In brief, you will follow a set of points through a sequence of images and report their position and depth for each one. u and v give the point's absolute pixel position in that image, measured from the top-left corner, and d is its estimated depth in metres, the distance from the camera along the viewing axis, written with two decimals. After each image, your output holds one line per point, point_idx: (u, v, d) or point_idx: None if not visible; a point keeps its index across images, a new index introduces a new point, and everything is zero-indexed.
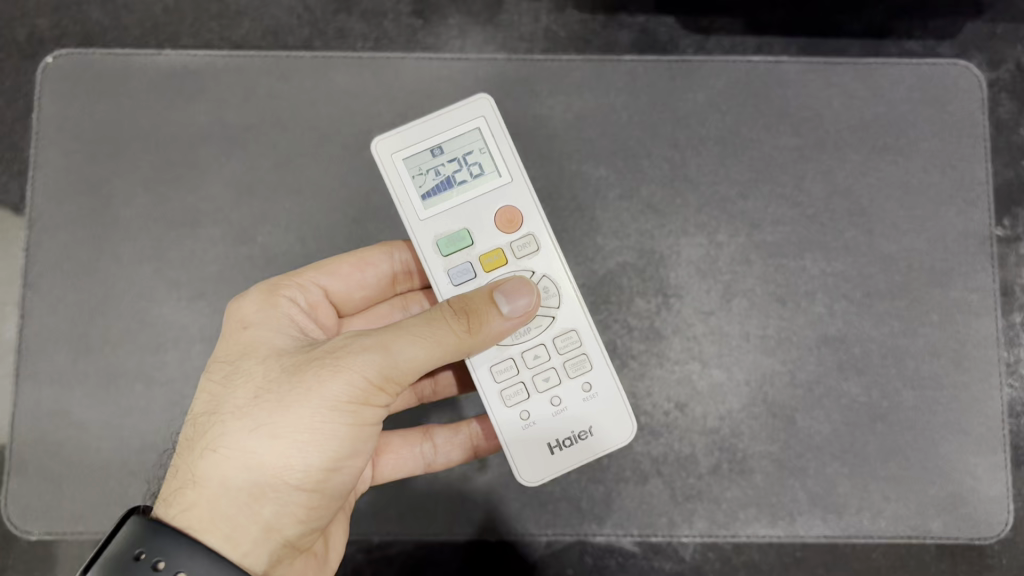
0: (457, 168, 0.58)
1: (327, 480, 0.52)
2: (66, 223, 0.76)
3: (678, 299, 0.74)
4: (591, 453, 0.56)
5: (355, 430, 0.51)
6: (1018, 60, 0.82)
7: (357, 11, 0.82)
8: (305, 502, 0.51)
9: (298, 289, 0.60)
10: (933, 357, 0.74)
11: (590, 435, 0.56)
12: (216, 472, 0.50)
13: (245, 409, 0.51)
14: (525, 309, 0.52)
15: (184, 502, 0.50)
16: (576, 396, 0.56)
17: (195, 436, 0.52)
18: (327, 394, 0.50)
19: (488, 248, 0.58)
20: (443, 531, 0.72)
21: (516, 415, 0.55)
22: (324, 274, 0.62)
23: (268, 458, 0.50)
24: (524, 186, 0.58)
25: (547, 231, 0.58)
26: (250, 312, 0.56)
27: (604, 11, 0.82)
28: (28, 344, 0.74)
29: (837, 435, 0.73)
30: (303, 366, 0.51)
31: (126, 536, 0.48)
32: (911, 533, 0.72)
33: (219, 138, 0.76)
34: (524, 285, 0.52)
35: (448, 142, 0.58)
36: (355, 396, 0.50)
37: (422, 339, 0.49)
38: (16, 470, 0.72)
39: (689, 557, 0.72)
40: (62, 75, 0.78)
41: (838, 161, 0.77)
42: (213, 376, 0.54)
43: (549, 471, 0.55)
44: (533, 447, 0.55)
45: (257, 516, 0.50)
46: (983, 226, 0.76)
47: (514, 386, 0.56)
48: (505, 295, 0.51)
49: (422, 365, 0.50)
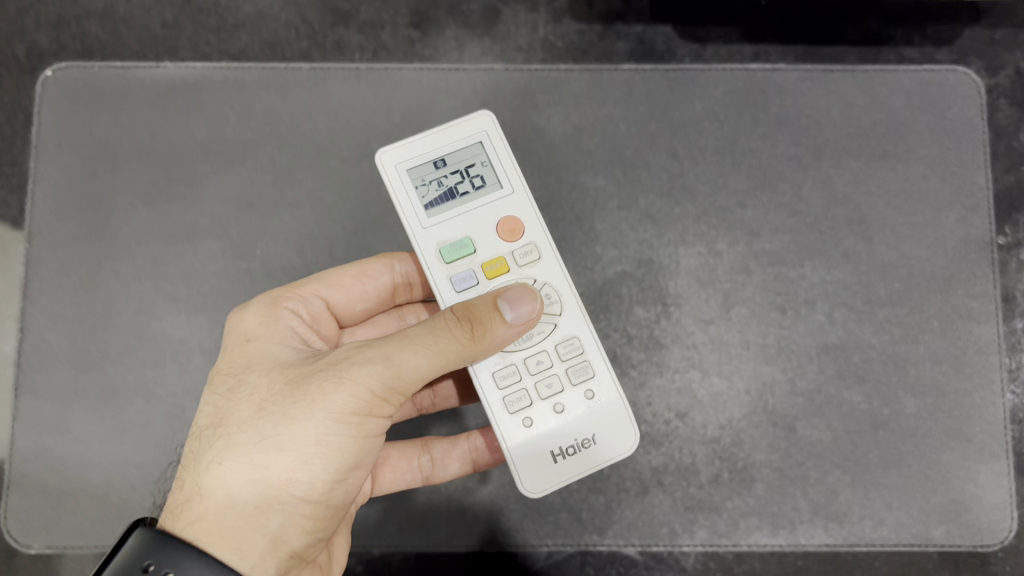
0: (459, 180, 0.58)
1: (332, 492, 0.52)
2: (65, 237, 0.76)
3: (677, 308, 0.74)
4: (594, 462, 0.55)
5: (359, 441, 0.51)
6: (1017, 66, 0.81)
7: (355, 23, 0.82)
8: (311, 512, 0.51)
9: (299, 301, 0.60)
10: (934, 365, 0.74)
11: (592, 443, 0.55)
12: (223, 485, 0.50)
13: (252, 422, 0.51)
14: (528, 317, 0.52)
15: (190, 515, 0.50)
16: (578, 403, 0.56)
17: (202, 449, 0.52)
18: (333, 404, 0.50)
19: (490, 256, 0.57)
20: (444, 543, 0.72)
21: (518, 421, 0.55)
22: (325, 286, 0.62)
23: (274, 470, 0.50)
24: (525, 197, 0.59)
25: (547, 240, 0.58)
26: (252, 325, 0.56)
27: (602, 21, 0.82)
28: (28, 358, 0.74)
29: (838, 444, 0.73)
30: (308, 378, 0.51)
31: (135, 546, 0.48)
32: (914, 542, 0.72)
33: (218, 152, 0.77)
34: (528, 293, 0.52)
35: (451, 155, 0.58)
36: (359, 407, 0.50)
37: (425, 349, 0.49)
38: (17, 485, 0.72)
39: (691, 566, 0.73)
40: (61, 90, 0.78)
41: (836, 168, 0.77)
42: (217, 389, 0.54)
43: (552, 479, 0.55)
44: (535, 455, 0.55)
45: (264, 527, 0.50)
46: (984, 233, 0.76)
47: (516, 392, 0.55)
48: (509, 302, 0.51)
49: (426, 376, 0.50)
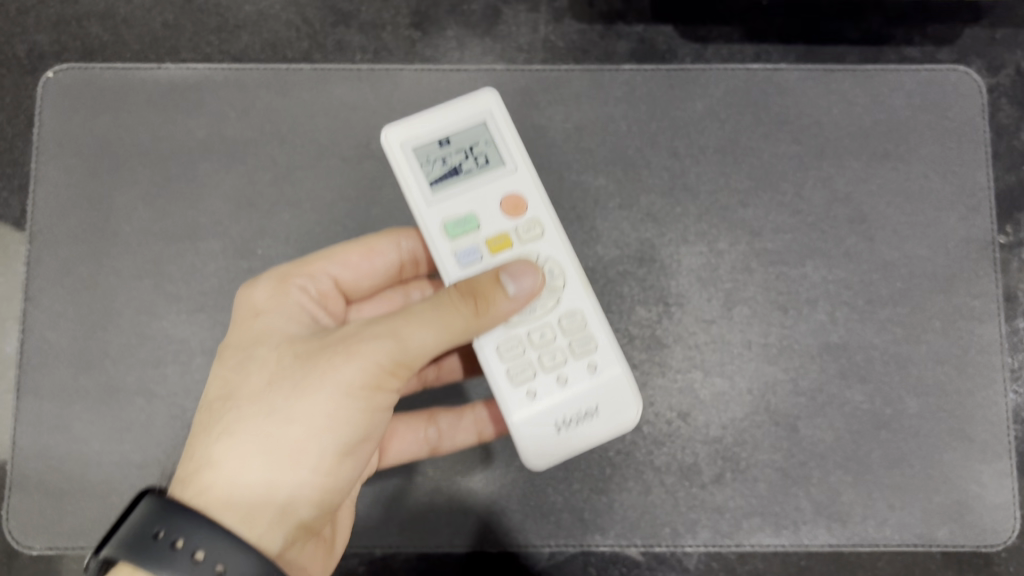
0: (463, 158, 0.58)
1: (339, 464, 0.52)
2: (66, 237, 0.76)
3: (679, 308, 0.74)
4: (598, 434, 0.55)
5: (367, 414, 0.51)
6: (1018, 65, 0.81)
7: (356, 23, 0.82)
8: (319, 483, 0.51)
9: (308, 278, 0.60)
10: (936, 364, 0.74)
11: (596, 415, 0.55)
12: (233, 454, 0.50)
13: (263, 392, 0.51)
14: (530, 290, 0.51)
15: (200, 484, 0.49)
16: (581, 375, 0.55)
17: (211, 419, 0.52)
18: (343, 376, 0.49)
19: (494, 232, 0.57)
20: (445, 544, 0.72)
21: (522, 393, 0.54)
22: (334, 263, 0.62)
23: (283, 441, 0.50)
24: (528, 174, 0.58)
25: (551, 216, 0.58)
26: (263, 301, 0.57)
27: (603, 21, 0.82)
28: (28, 358, 0.74)
29: (840, 443, 0.72)
30: (318, 353, 0.51)
31: (142, 515, 0.46)
32: (917, 542, 0.71)
33: (219, 151, 0.77)
34: (530, 267, 0.52)
35: (455, 134, 0.58)
36: (368, 380, 0.50)
37: (432, 324, 0.49)
38: (17, 485, 0.72)
39: (693, 567, 0.73)
40: (62, 90, 0.78)
41: (838, 168, 0.77)
42: (228, 361, 0.54)
43: (556, 450, 0.54)
44: (540, 426, 0.54)
45: (274, 496, 0.50)
46: (986, 232, 0.76)
47: (520, 364, 0.55)
48: (511, 276, 0.51)
49: (431, 351, 0.50)
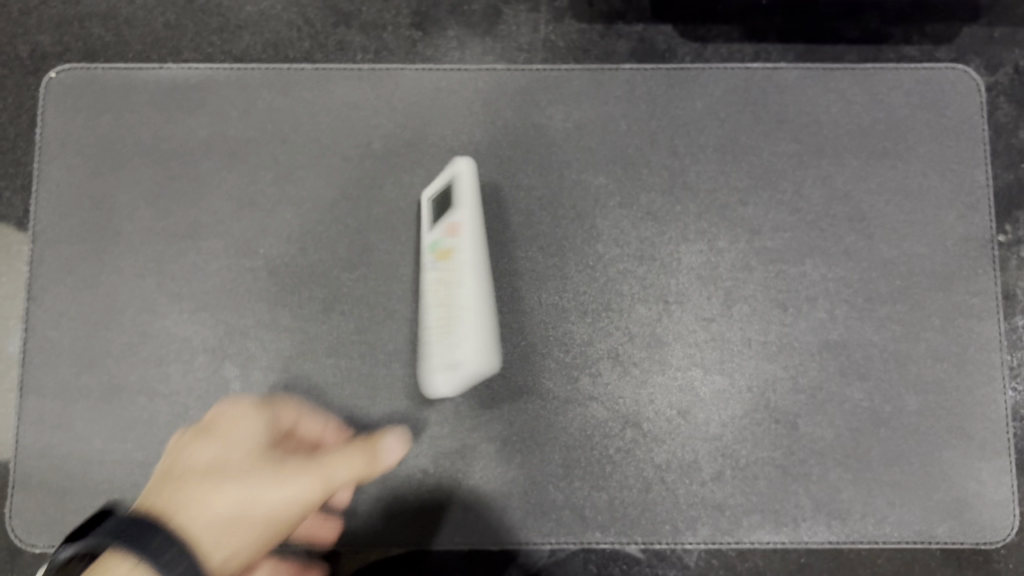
0: (437, 204, 0.72)
1: (270, 540, 0.58)
2: (68, 237, 0.76)
3: (678, 306, 0.75)
4: (452, 382, 0.66)
5: (301, 514, 0.58)
6: (1017, 64, 0.81)
7: (357, 23, 0.82)
8: (252, 547, 0.57)
9: (283, 414, 0.66)
10: (936, 362, 0.74)
11: (446, 372, 0.66)
12: (196, 502, 0.56)
13: (233, 468, 0.58)
14: (395, 459, 0.68)
15: (159, 512, 0.56)
16: (443, 342, 0.66)
17: (178, 470, 0.59)
18: (297, 491, 0.58)
19: (442, 256, 0.68)
20: (446, 541, 0.72)
21: (432, 352, 0.67)
22: (300, 416, 0.68)
23: (236, 505, 0.57)
24: (472, 214, 0.69)
25: (473, 247, 0.67)
26: (246, 403, 0.66)
27: (603, 21, 0.82)
28: (31, 357, 0.74)
29: (840, 441, 0.73)
30: (280, 458, 0.60)
31: (105, 530, 0.54)
32: (916, 539, 0.72)
33: (221, 151, 0.77)
34: (398, 442, 0.69)
35: (436, 192, 0.72)
36: (303, 504, 0.58)
37: (349, 461, 0.61)
38: (21, 483, 0.73)
39: (694, 563, 0.73)
40: (65, 91, 0.78)
41: (837, 166, 0.77)
42: (217, 428, 0.62)
43: (437, 389, 0.67)
44: (428, 373, 0.68)
45: (217, 546, 0.56)
46: (984, 230, 0.76)
47: (430, 331, 0.68)
48: (388, 442, 0.67)
49: (351, 479, 0.61)
